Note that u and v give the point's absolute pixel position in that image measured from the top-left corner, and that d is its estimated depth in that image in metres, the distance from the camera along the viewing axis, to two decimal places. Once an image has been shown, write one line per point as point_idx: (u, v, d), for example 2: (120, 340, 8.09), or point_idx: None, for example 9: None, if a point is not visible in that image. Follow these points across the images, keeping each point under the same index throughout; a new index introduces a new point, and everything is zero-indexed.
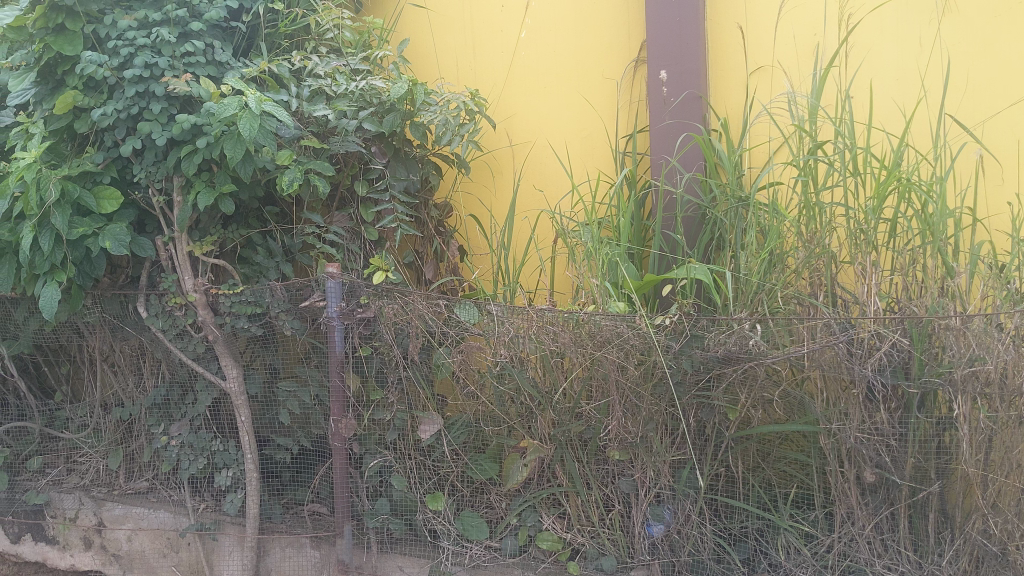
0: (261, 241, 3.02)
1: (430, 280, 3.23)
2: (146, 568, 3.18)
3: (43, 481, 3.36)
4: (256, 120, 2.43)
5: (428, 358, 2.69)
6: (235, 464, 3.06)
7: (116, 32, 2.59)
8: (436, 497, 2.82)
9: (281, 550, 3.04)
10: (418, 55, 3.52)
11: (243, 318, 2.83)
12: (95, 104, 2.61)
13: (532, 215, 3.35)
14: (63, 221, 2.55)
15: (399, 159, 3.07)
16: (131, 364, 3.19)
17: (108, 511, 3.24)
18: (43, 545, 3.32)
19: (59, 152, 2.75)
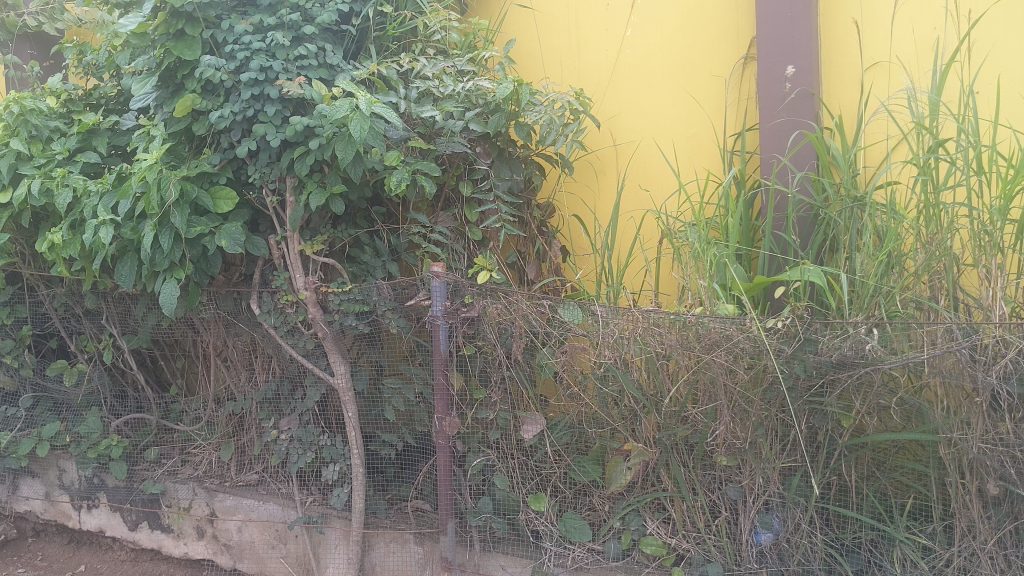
0: (368, 241, 3.08)
1: (533, 280, 3.23)
2: (256, 558, 3.29)
3: (159, 471, 3.50)
4: (366, 122, 2.46)
5: (531, 358, 2.69)
6: (342, 458, 3.12)
7: (232, 37, 2.66)
8: (539, 497, 2.81)
9: (386, 545, 3.05)
10: (523, 56, 3.52)
11: (350, 316, 2.88)
12: (212, 106, 2.69)
13: (636, 214, 3.31)
14: (181, 221, 2.64)
15: (503, 159, 3.06)
16: (243, 359, 3.29)
17: (219, 503, 3.35)
18: (159, 533, 3.49)
19: (177, 154, 2.85)
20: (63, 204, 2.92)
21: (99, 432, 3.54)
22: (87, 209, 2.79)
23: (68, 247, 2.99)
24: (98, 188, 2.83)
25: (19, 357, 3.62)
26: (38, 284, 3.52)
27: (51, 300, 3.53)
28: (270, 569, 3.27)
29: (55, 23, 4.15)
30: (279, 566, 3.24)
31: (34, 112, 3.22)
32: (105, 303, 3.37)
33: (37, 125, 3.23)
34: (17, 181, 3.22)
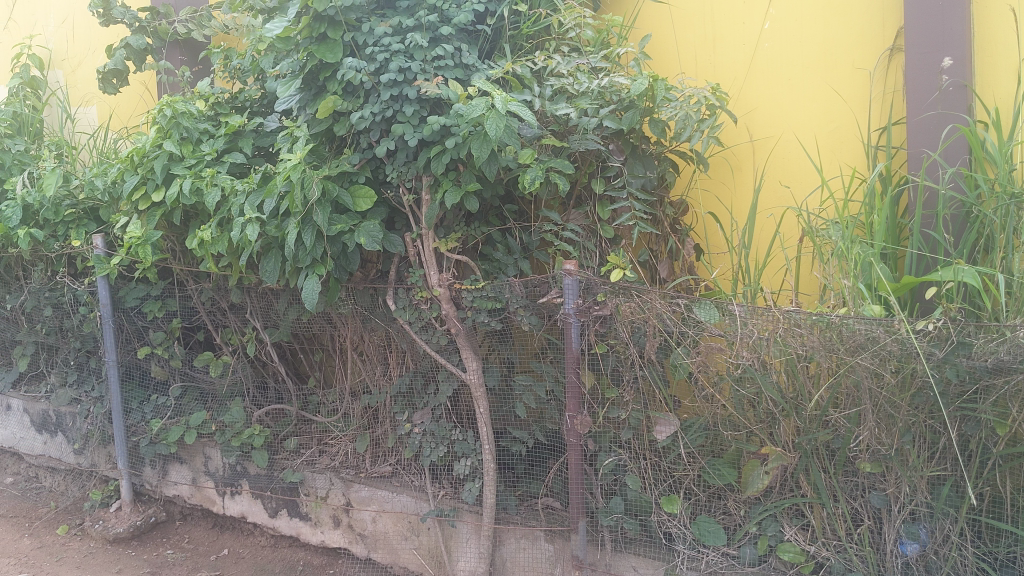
0: (500, 238, 3.12)
1: (665, 278, 3.20)
2: (390, 549, 3.37)
3: (298, 460, 3.62)
4: (502, 120, 2.47)
5: (664, 358, 2.67)
6: (473, 453, 3.13)
7: (372, 39, 2.73)
8: (671, 499, 2.78)
9: (516, 541, 3.07)
10: (658, 51, 3.48)
11: (483, 312, 2.91)
12: (352, 107, 2.77)
13: (776, 211, 3.22)
14: (323, 219, 2.72)
15: (636, 155, 3.02)
16: (378, 354, 3.35)
17: (355, 493, 3.43)
18: (298, 521, 3.62)
19: (319, 155, 2.95)
20: (212, 202, 3.06)
21: (242, 421, 3.69)
22: (234, 207, 2.92)
23: (216, 244, 3.12)
24: (244, 187, 2.96)
25: (170, 349, 3.85)
26: (187, 279, 3.70)
27: (199, 294, 3.70)
28: (403, 559, 3.34)
29: (203, 30, 4.32)
30: (411, 557, 3.32)
31: (185, 115, 3.37)
32: (250, 297, 3.52)
33: (188, 127, 3.38)
34: (170, 180, 3.39)
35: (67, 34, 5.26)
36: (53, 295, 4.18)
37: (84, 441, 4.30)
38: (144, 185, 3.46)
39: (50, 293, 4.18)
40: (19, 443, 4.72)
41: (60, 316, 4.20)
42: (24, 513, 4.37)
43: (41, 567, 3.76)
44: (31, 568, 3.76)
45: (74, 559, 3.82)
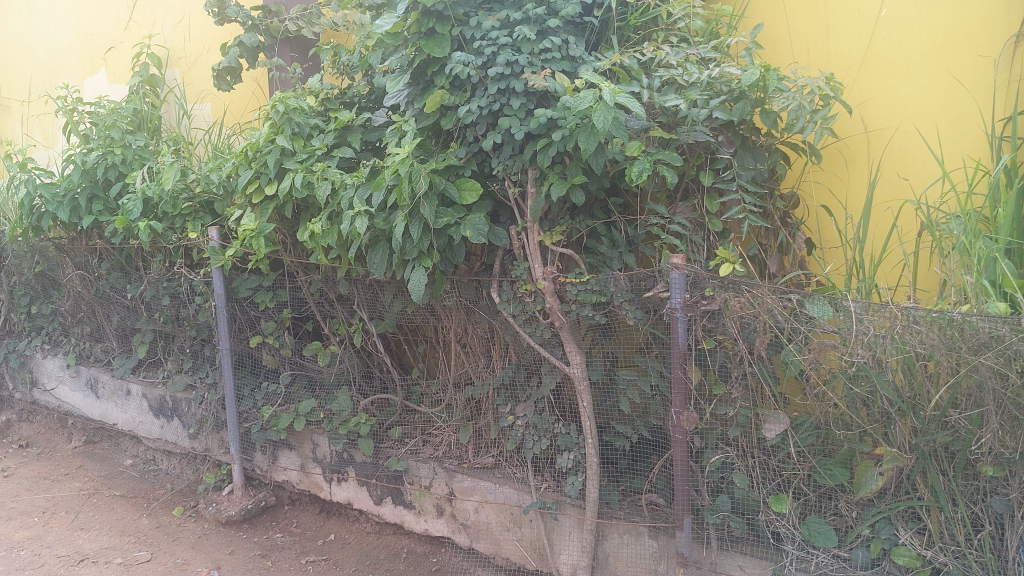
0: (605, 232, 3.09)
1: (775, 274, 3.12)
2: (492, 539, 3.39)
3: (402, 450, 3.67)
4: (610, 112, 2.45)
5: (775, 355, 2.61)
6: (576, 446, 3.11)
7: (480, 33, 2.74)
8: (780, 499, 2.72)
9: (620, 537, 3.06)
10: (770, 40, 3.41)
11: (587, 306, 2.89)
12: (459, 101, 2.79)
13: (894, 204, 3.11)
14: (430, 212, 2.76)
15: (747, 147, 2.95)
16: (481, 346, 3.38)
17: (458, 483, 3.46)
18: (402, 509, 3.68)
19: (427, 149, 2.99)
20: (322, 196, 3.13)
21: (349, 410, 3.76)
22: (344, 201, 2.99)
23: (326, 237, 3.20)
24: (354, 180, 3.02)
25: (280, 338, 3.96)
26: (296, 271, 3.79)
27: (308, 286, 3.79)
28: (505, 550, 3.36)
29: (312, 27, 4.43)
30: (514, 548, 3.33)
31: (296, 111, 3.46)
32: (356, 289, 3.58)
33: (299, 122, 3.47)
34: (281, 174, 3.48)
35: (183, 33, 5.44)
36: (171, 285, 4.35)
37: (199, 426, 4.46)
38: (258, 179, 3.57)
39: (169, 283, 4.35)
40: (139, 427, 4.90)
41: (177, 305, 4.37)
42: (143, 493, 4.56)
43: (159, 546, 3.93)
44: (150, 547, 3.93)
45: (189, 539, 3.98)
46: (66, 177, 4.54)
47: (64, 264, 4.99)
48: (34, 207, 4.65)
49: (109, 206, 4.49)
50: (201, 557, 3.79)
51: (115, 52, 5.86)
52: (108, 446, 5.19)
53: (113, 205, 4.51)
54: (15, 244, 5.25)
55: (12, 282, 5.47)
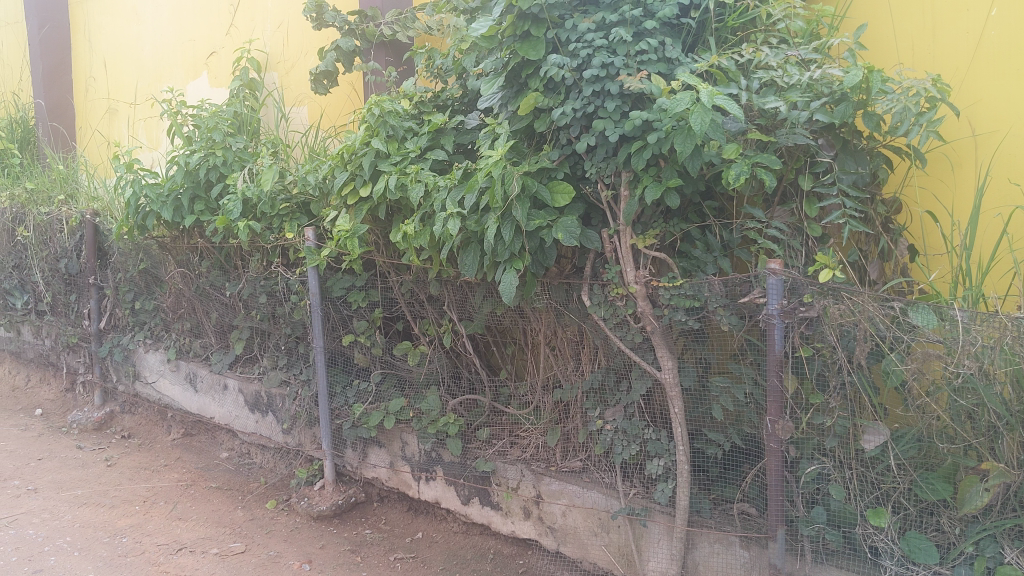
0: (699, 236, 3.02)
1: (875, 281, 3.06)
2: (579, 543, 3.38)
3: (490, 451, 3.69)
4: (707, 115, 2.42)
5: (876, 364, 2.56)
6: (666, 453, 3.07)
7: (575, 35, 2.74)
8: (879, 513, 2.64)
9: (710, 546, 3.00)
10: (874, 41, 3.31)
11: (680, 311, 2.86)
12: (554, 104, 2.79)
13: (1004, 210, 2.99)
14: (522, 215, 2.77)
15: (849, 150, 2.87)
16: (572, 349, 3.34)
17: (545, 486, 3.46)
18: (489, 509, 3.69)
19: (519, 151, 2.99)
20: (415, 197, 3.17)
21: (438, 410, 3.79)
22: (437, 202, 3.02)
23: (419, 238, 3.23)
24: (447, 182, 3.06)
25: (371, 337, 4.02)
26: (389, 271, 3.85)
27: (399, 286, 3.84)
28: (593, 555, 3.35)
29: (407, 32, 4.44)
30: (601, 554, 3.31)
31: (391, 114, 3.52)
32: (447, 289, 3.61)
33: (394, 125, 3.53)
34: (376, 176, 3.54)
35: (282, 39, 5.58)
36: (268, 283, 4.46)
37: (292, 422, 4.56)
38: (353, 181, 3.64)
39: (266, 282, 4.47)
40: (235, 421, 5.02)
41: (274, 304, 4.49)
42: (238, 486, 4.69)
43: (253, 538, 4.03)
44: (244, 538, 4.03)
45: (282, 532, 4.07)
46: (170, 178, 4.71)
47: (166, 262, 5.17)
48: (140, 207, 4.83)
49: (210, 206, 4.64)
50: (293, 550, 3.88)
51: (218, 56, 6.04)
52: (205, 439, 5.35)
53: (214, 205, 4.65)
54: (121, 242, 5.46)
55: (118, 279, 5.68)
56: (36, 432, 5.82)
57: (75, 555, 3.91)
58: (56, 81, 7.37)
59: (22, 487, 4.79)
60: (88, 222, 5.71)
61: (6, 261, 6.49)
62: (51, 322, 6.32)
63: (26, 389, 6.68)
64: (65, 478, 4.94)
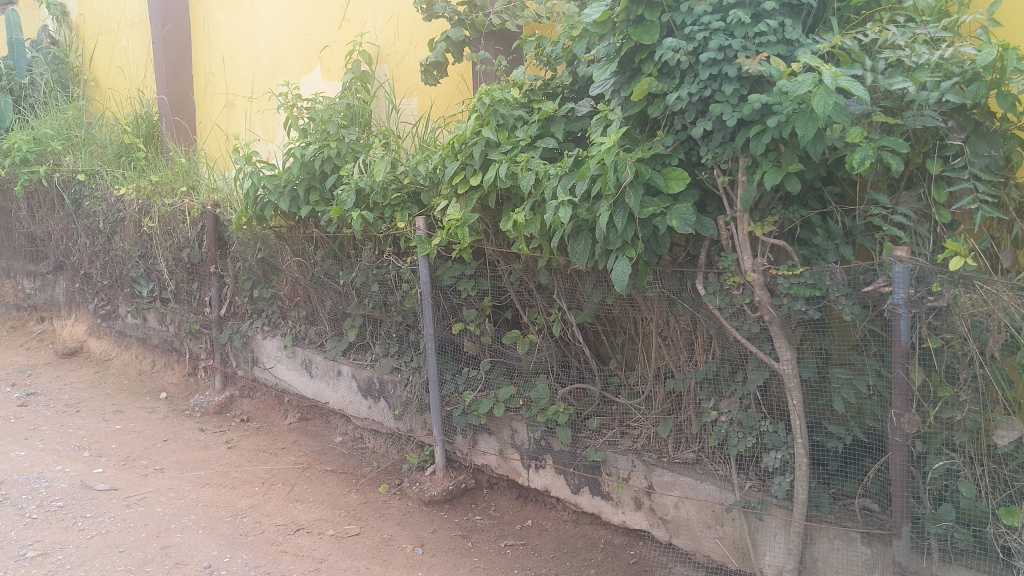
0: (820, 223, 2.94)
1: (1009, 268, 2.91)
2: (692, 536, 3.33)
3: (600, 441, 3.65)
4: (831, 97, 2.35)
5: (1010, 356, 2.47)
6: (784, 446, 3.00)
7: (691, 18, 2.68)
8: (1012, 512, 2.51)
9: (830, 541, 2.92)
10: (1010, 17, 3.14)
11: (800, 300, 2.80)
12: (668, 89, 2.74)
13: None
14: (636, 202, 2.73)
15: (980, 132, 2.73)
16: (684, 339, 3.28)
17: (658, 477, 3.42)
18: (599, 499, 3.67)
19: (632, 137, 2.96)
20: (526, 186, 3.18)
21: (547, 398, 3.77)
22: (548, 190, 3.03)
23: (529, 226, 3.24)
24: (558, 170, 3.06)
25: (480, 326, 4.02)
26: (498, 261, 3.83)
27: (508, 275, 3.81)
28: (706, 548, 3.29)
29: (516, 20, 4.44)
30: (715, 547, 3.26)
31: (501, 102, 3.53)
32: (556, 278, 3.58)
33: (504, 114, 3.53)
34: (486, 165, 3.56)
35: (393, 31, 5.65)
36: (381, 271, 4.54)
37: (404, 408, 4.63)
38: (463, 170, 3.66)
39: (378, 270, 4.54)
40: (348, 406, 5.13)
41: (386, 292, 4.56)
42: (352, 470, 4.80)
43: (367, 520, 4.12)
44: (359, 521, 4.12)
45: (395, 516, 4.15)
46: (287, 170, 4.84)
47: (282, 252, 5.31)
48: (258, 197, 4.98)
49: (325, 197, 4.74)
50: (406, 534, 3.95)
51: (330, 50, 6.17)
52: (320, 423, 5.48)
53: (328, 196, 4.76)
54: (240, 232, 5.64)
55: (237, 268, 5.86)
56: (162, 415, 6.08)
57: (200, 533, 4.07)
58: (178, 77, 7.63)
59: (149, 467, 5.01)
60: (209, 214, 5.92)
61: (133, 251, 6.78)
62: (175, 309, 6.58)
63: (152, 373, 6.98)
64: (189, 459, 5.15)
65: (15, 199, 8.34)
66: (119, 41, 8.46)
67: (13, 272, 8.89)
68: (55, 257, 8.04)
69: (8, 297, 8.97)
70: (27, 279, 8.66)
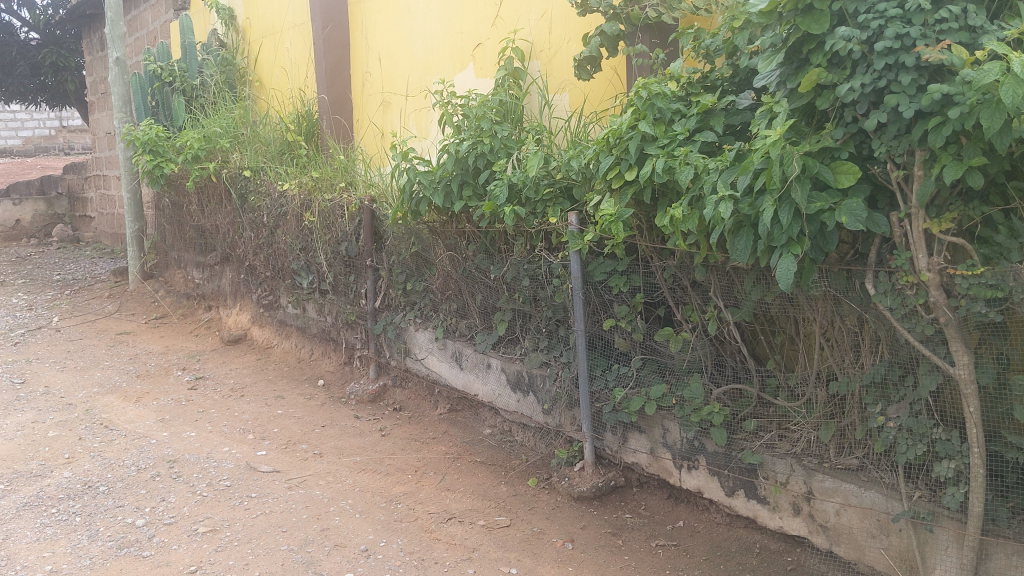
0: (1003, 220, 2.71)
1: None
2: (855, 545, 3.23)
3: (757, 443, 3.54)
4: (1021, 86, 2.23)
5: None
6: (958, 455, 2.85)
7: (865, 6, 2.58)
8: None
9: (1006, 558, 2.78)
10: None
11: (980, 302, 2.66)
12: (838, 80, 2.64)
13: None
14: (801, 195, 2.66)
15: None
16: (850, 340, 3.14)
17: (818, 483, 3.31)
18: (755, 503, 3.58)
19: (799, 130, 2.86)
20: (684, 180, 3.14)
21: (702, 398, 3.67)
22: (708, 184, 2.99)
23: (687, 221, 3.19)
24: (718, 164, 3.01)
25: (633, 322, 3.96)
26: (652, 257, 3.78)
27: (662, 271, 3.75)
28: (869, 558, 3.19)
29: (672, 13, 4.31)
30: (879, 557, 3.15)
31: (659, 96, 3.51)
32: (713, 275, 3.50)
33: (662, 107, 3.50)
34: (642, 159, 3.52)
35: (546, 26, 5.64)
36: (532, 266, 4.56)
37: (553, 403, 4.63)
38: (618, 165, 3.63)
39: (529, 265, 4.57)
40: (497, 399, 5.17)
41: (536, 287, 4.58)
42: (501, 462, 4.86)
43: (517, 513, 4.16)
44: (509, 513, 4.18)
45: (545, 510, 4.18)
46: (442, 165, 4.93)
47: (436, 246, 5.40)
48: (413, 193, 5.06)
49: (477, 191, 4.83)
50: (555, 528, 3.98)
51: (483, 47, 6.25)
52: (470, 415, 5.56)
53: (481, 191, 4.82)
54: (396, 226, 5.78)
55: (391, 261, 6.00)
56: (320, 401, 6.33)
57: (357, 517, 4.20)
58: (337, 76, 7.85)
59: (309, 451, 5.22)
60: (366, 209, 6.10)
61: (295, 244, 7.07)
62: (333, 300, 6.81)
63: (310, 361, 7.26)
64: (345, 445, 5.33)
65: (187, 193, 8.84)
66: (282, 42, 8.79)
67: (185, 262, 9.42)
68: (223, 249, 8.48)
69: (180, 286, 9.52)
70: (197, 270, 9.17)
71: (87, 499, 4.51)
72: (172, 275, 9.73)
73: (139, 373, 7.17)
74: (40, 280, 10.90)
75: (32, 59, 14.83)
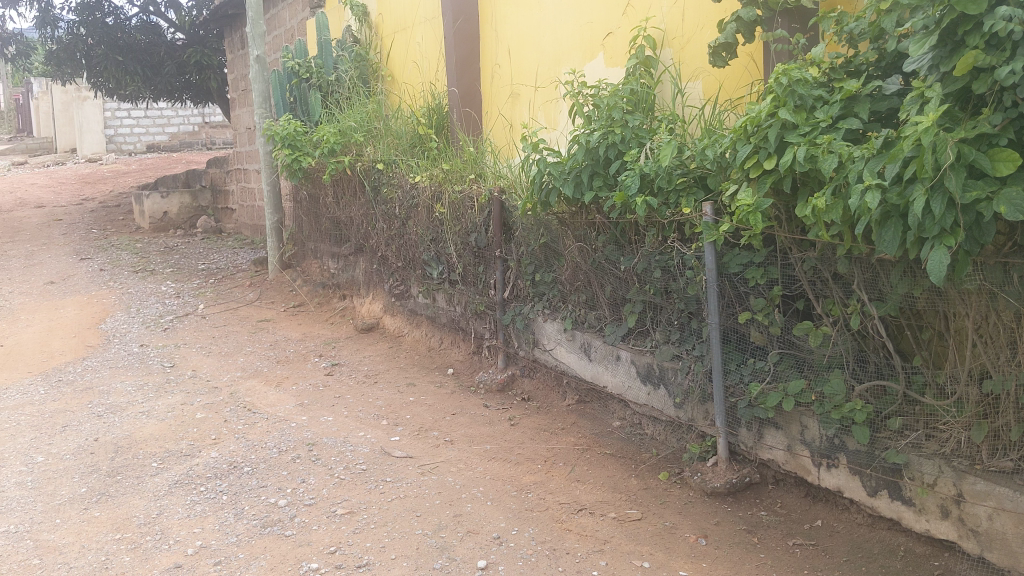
0: None
1: None
2: (1009, 552, 3.07)
3: (903, 442, 3.40)
4: None
5: None
6: None
7: None
8: None
9: None
10: None
11: None
12: (997, 62, 2.51)
13: None
14: (956, 184, 2.55)
15: None
16: (1005, 335, 3.00)
17: (969, 485, 3.16)
18: (899, 504, 3.45)
19: (952, 115, 2.73)
20: (828, 168, 3.06)
21: (843, 395, 3.55)
22: (853, 173, 2.90)
23: (831, 212, 3.10)
24: (864, 152, 2.91)
25: (770, 315, 3.86)
26: (790, 248, 3.67)
27: (801, 264, 3.64)
28: None
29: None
30: None
31: (799, 82, 3.39)
32: (856, 267, 3.37)
33: (803, 94, 3.39)
34: (782, 147, 3.44)
35: (678, 14, 5.52)
36: (664, 257, 4.51)
37: (685, 397, 4.56)
38: (756, 154, 3.53)
39: (661, 256, 4.52)
40: (626, 391, 5.13)
41: (668, 278, 4.52)
42: (632, 455, 4.82)
43: (648, 506, 4.14)
44: (640, 506, 4.15)
45: (677, 504, 4.14)
46: (572, 156, 4.93)
47: (565, 238, 5.40)
48: (543, 184, 5.12)
49: (608, 182, 4.77)
50: (688, 524, 3.94)
51: (615, 36, 6.20)
52: (598, 407, 5.52)
53: (611, 181, 4.79)
54: (525, 217, 5.80)
55: (520, 252, 6.03)
56: (450, 390, 6.43)
57: (488, 504, 4.26)
58: (467, 69, 7.93)
59: (440, 438, 5.32)
60: (495, 200, 6.15)
61: (426, 235, 7.20)
62: (462, 290, 6.90)
63: (440, 350, 7.37)
64: (475, 434, 5.40)
65: (323, 185, 9.11)
66: (414, 37, 8.92)
67: (321, 253, 9.72)
68: (357, 240, 8.71)
69: (316, 276, 9.83)
70: (332, 260, 9.44)
71: (233, 479, 4.72)
72: (309, 265, 10.05)
73: (278, 359, 7.45)
74: (187, 269, 11.46)
75: (178, 58, 15.58)
